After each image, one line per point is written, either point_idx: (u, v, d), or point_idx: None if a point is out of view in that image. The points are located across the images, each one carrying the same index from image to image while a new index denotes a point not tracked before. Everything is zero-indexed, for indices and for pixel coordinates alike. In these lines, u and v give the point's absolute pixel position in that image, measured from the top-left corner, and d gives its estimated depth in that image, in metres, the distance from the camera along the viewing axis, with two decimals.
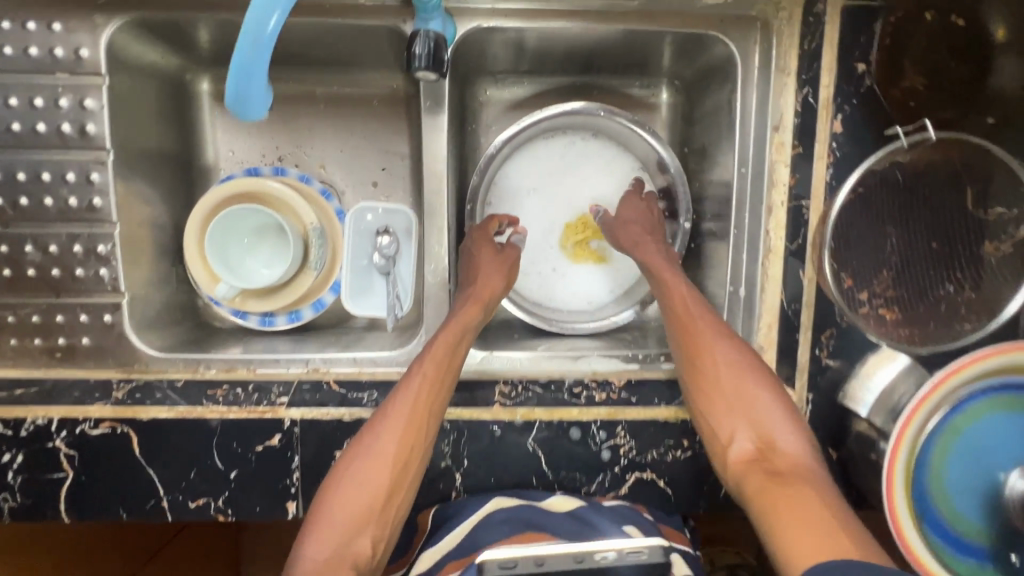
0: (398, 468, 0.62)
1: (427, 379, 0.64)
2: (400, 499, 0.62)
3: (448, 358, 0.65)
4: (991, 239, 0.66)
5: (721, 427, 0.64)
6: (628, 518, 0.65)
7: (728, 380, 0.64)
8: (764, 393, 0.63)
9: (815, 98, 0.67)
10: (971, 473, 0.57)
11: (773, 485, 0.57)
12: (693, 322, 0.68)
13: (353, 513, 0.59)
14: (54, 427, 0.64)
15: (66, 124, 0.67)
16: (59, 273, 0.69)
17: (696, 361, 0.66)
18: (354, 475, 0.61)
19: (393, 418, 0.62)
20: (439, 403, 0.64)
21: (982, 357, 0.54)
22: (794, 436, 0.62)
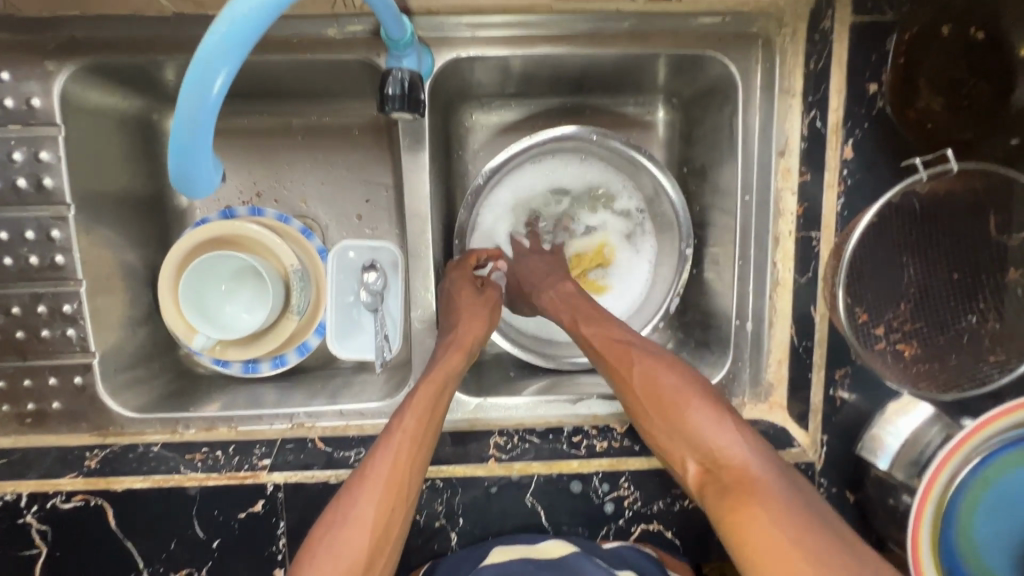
0: (377, 534, 0.53)
1: (406, 434, 0.58)
2: (381, 574, 0.53)
3: (429, 409, 0.61)
4: (1017, 268, 0.61)
5: (673, 454, 0.56)
6: (628, 563, 0.60)
7: (648, 393, 0.58)
8: (696, 396, 0.56)
9: (823, 122, 0.62)
10: (1005, 529, 0.53)
11: (727, 504, 0.48)
12: (621, 343, 0.63)
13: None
14: (24, 502, 0.60)
15: (21, 179, 0.62)
16: (23, 335, 0.65)
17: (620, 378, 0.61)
18: (330, 547, 0.52)
19: (370, 481, 0.56)
20: (420, 458, 0.58)
21: (1014, 410, 0.50)
22: (739, 439, 0.52)
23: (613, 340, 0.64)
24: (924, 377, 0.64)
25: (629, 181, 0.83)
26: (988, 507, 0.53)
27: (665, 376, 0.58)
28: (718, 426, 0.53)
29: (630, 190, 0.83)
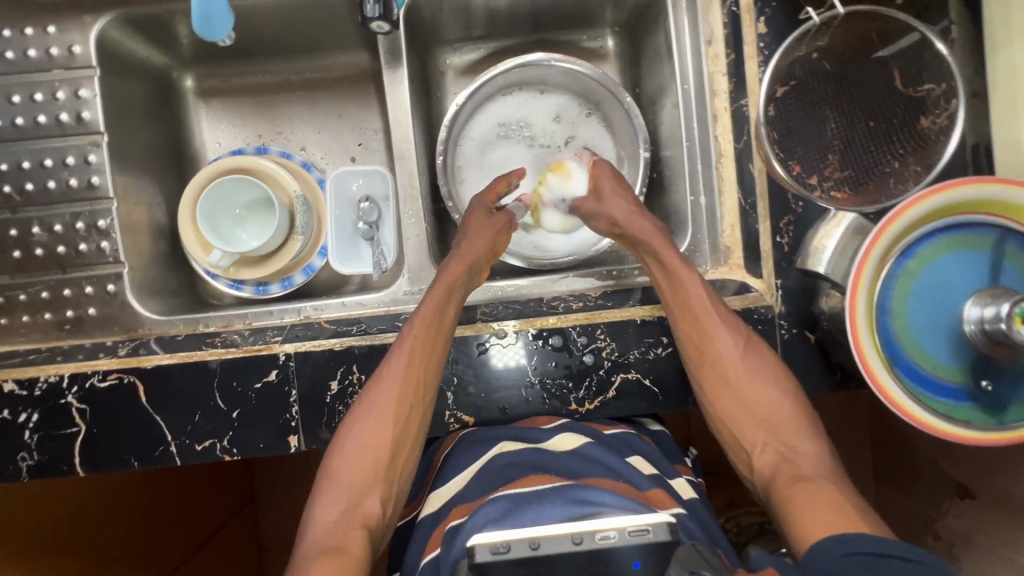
0: (398, 436, 0.65)
1: (418, 338, 0.66)
2: (405, 457, 0.65)
3: (438, 318, 0.68)
4: (928, 114, 0.70)
5: (745, 434, 0.69)
6: (634, 449, 0.71)
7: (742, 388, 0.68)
8: (783, 400, 0.67)
9: (738, 7, 0.73)
10: (936, 315, 0.59)
11: (795, 482, 0.61)
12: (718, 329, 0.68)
13: (357, 474, 0.63)
14: (66, 383, 0.67)
15: (63, 114, 0.74)
16: (64, 250, 0.74)
17: (705, 359, 0.68)
18: (354, 440, 0.64)
19: (388, 380, 0.65)
20: (433, 373, 0.67)
21: (923, 198, 0.57)
22: (812, 443, 0.66)
23: (699, 308, 0.68)
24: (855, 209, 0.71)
25: (587, 105, 0.93)
26: (918, 297, 0.59)
27: (759, 377, 0.68)
28: (797, 427, 0.66)
29: (587, 113, 0.94)
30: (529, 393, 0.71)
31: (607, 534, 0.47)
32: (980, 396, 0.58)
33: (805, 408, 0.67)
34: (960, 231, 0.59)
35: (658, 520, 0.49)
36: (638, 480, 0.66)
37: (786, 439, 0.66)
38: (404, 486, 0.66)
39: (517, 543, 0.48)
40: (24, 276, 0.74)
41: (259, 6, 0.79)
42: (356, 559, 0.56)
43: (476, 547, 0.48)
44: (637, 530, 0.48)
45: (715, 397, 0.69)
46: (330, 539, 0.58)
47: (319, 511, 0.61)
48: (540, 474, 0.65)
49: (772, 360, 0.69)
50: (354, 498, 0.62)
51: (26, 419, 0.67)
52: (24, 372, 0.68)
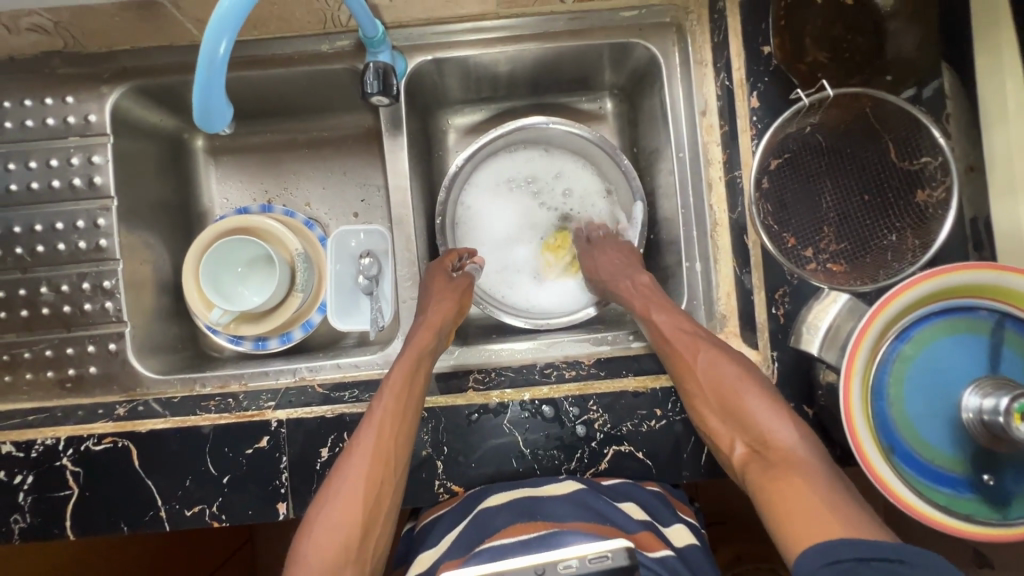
0: (373, 509, 0.62)
1: (390, 406, 0.66)
2: (378, 534, 0.62)
3: (407, 384, 0.68)
4: (924, 187, 0.69)
5: (724, 438, 0.65)
6: (627, 496, 0.67)
7: (710, 384, 0.67)
8: (753, 395, 0.65)
9: (731, 81, 0.74)
10: (933, 401, 0.58)
11: (775, 481, 0.59)
12: (685, 334, 0.70)
13: (326, 556, 0.58)
14: (62, 446, 0.68)
15: (76, 178, 0.77)
16: (69, 309, 0.76)
17: (677, 364, 0.69)
18: (323, 522, 0.60)
19: (359, 452, 0.64)
20: (404, 441, 0.66)
21: (916, 285, 0.55)
22: (787, 433, 0.63)
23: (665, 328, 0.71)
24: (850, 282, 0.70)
25: (582, 160, 0.95)
26: (914, 382, 0.58)
27: (728, 375, 0.67)
28: (770, 421, 0.64)
29: (583, 166, 0.95)
30: (520, 465, 0.70)
31: (568, 563, 0.47)
32: (983, 488, 0.57)
33: (776, 401, 0.66)
34: (957, 316, 0.58)
35: (617, 544, 0.49)
36: (626, 522, 0.63)
37: (761, 436, 0.63)
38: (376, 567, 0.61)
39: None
40: (29, 334, 0.76)
41: (266, 75, 0.82)
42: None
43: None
44: (596, 557, 0.48)
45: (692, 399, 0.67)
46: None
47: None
48: (527, 523, 0.62)
49: (737, 355, 0.69)
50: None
51: (21, 481, 0.67)
52: (22, 433, 0.69)
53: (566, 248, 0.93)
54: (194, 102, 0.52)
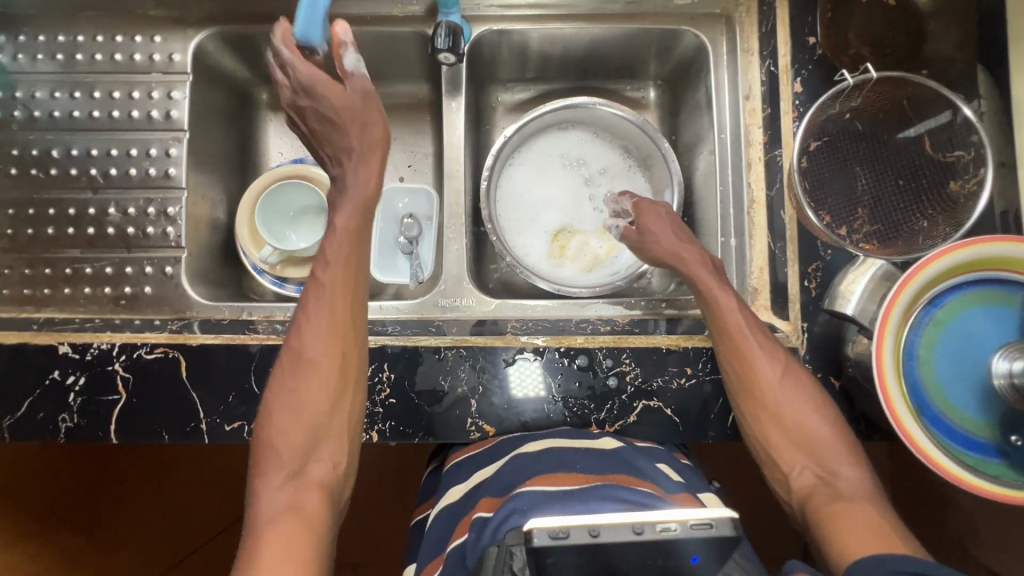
0: (337, 391, 0.65)
1: (335, 284, 0.68)
2: (347, 406, 0.65)
3: (350, 261, 0.70)
4: (956, 178, 0.73)
5: (786, 459, 0.67)
6: (658, 457, 0.69)
7: (776, 403, 0.67)
8: (824, 424, 0.67)
9: (776, 67, 0.78)
10: (963, 366, 0.60)
11: (834, 504, 0.60)
12: (758, 345, 0.69)
13: (294, 436, 0.62)
14: (116, 351, 0.71)
15: (155, 111, 0.82)
16: (133, 231, 0.81)
17: (744, 374, 0.68)
18: (285, 400, 0.63)
19: (309, 329, 0.66)
20: (352, 323, 0.68)
21: (952, 251, 0.58)
22: (855, 469, 0.64)
23: (737, 334, 0.69)
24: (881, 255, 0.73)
25: (632, 159, 0.99)
26: (945, 346, 0.60)
27: (799, 401, 0.68)
28: (839, 453, 0.65)
29: (630, 165, 0.99)
30: (551, 410, 0.72)
31: (668, 526, 0.46)
32: (1009, 451, 0.58)
33: (845, 435, 0.67)
34: (989, 287, 0.60)
35: (720, 514, 0.47)
36: (666, 485, 0.63)
37: (828, 465, 0.65)
38: (352, 440, 0.65)
39: (576, 529, 0.46)
40: (93, 251, 0.80)
41: None
42: (317, 523, 0.57)
43: (534, 530, 0.46)
44: (700, 524, 0.46)
45: (754, 417, 0.68)
46: (281, 508, 0.58)
47: (266, 480, 0.60)
48: (565, 474, 0.62)
49: (804, 377, 0.69)
50: (297, 464, 0.61)
51: (73, 382, 0.70)
52: (79, 337, 0.72)
53: (568, 252, 0.96)
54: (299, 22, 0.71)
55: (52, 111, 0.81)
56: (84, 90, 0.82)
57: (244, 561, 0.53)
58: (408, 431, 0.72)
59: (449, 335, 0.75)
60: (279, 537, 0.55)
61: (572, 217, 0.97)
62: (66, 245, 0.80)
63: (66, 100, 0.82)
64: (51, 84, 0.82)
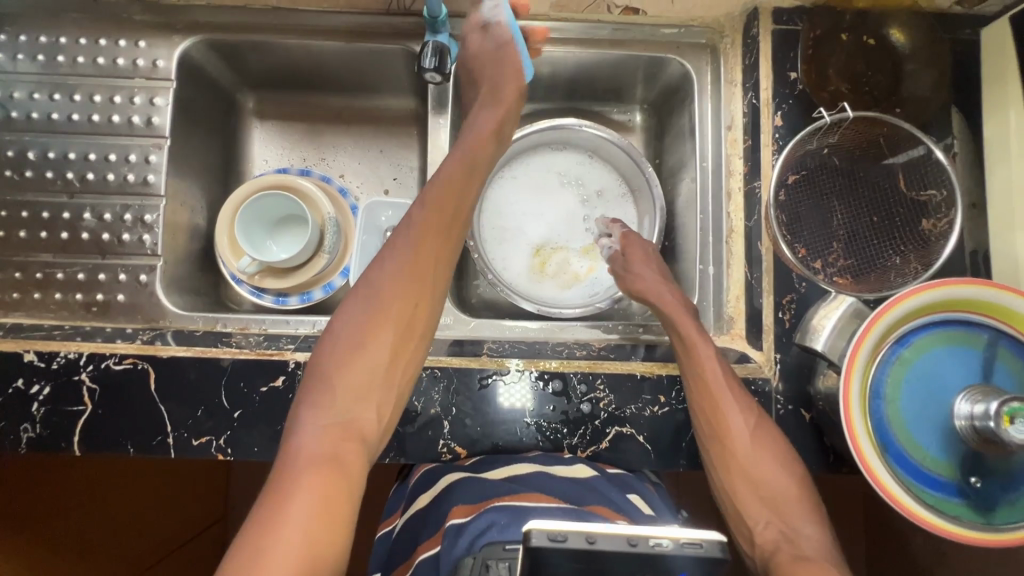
0: (397, 349, 0.67)
1: (420, 236, 0.71)
2: (406, 361, 0.68)
3: (438, 218, 0.73)
4: (928, 217, 0.74)
5: (750, 511, 0.68)
6: (631, 487, 0.72)
7: (743, 457, 0.69)
8: (789, 479, 0.68)
9: (758, 100, 0.79)
10: (927, 405, 0.61)
11: (796, 562, 0.60)
12: (727, 396, 0.70)
13: (353, 375, 0.65)
14: (83, 361, 0.70)
15: (136, 116, 0.81)
16: (108, 237, 0.79)
17: (715, 423, 0.69)
18: (351, 338, 0.67)
19: (389, 274, 0.69)
20: (429, 285, 0.71)
21: (919, 290, 0.59)
22: (814, 527, 0.65)
23: (715, 387, 0.70)
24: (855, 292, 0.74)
25: (625, 187, 1.00)
26: (911, 385, 0.61)
27: (769, 459, 0.69)
28: (799, 509, 0.67)
29: (624, 193, 0.99)
30: (523, 435, 0.72)
31: (660, 541, 0.46)
32: (970, 493, 0.59)
33: (810, 493, 0.68)
34: (956, 327, 0.62)
35: (711, 536, 0.47)
36: (634, 515, 0.68)
37: (790, 521, 0.66)
38: (402, 396, 0.68)
39: (573, 534, 0.47)
40: (65, 256, 0.79)
41: (325, 47, 0.85)
42: (351, 474, 0.61)
43: (532, 531, 0.46)
44: (690, 542, 0.46)
45: (722, 466, 0.69)
46: (322, 445, 0.61)
47: (314, 409, 0.63)
48: (540, 497, 0.68)
49: (772, 432, 0.70)
50: (347, 406, 0.64)
51: (37, 391, 0.68)
52: (46, 345, 0.70)
53: (548, 269, 0.97)
54: None
55: (31, 112, 0.80)
56: (65, 92, 0.81)
57: (278, 487, 0.58)
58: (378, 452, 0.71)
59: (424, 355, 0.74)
60: (317, 476, 0.59)
61: (559, 236, 0.98)
62: (38, 248, 0.79)
63: (46, 102, 0.80)
64: (30, 85, 0.80)
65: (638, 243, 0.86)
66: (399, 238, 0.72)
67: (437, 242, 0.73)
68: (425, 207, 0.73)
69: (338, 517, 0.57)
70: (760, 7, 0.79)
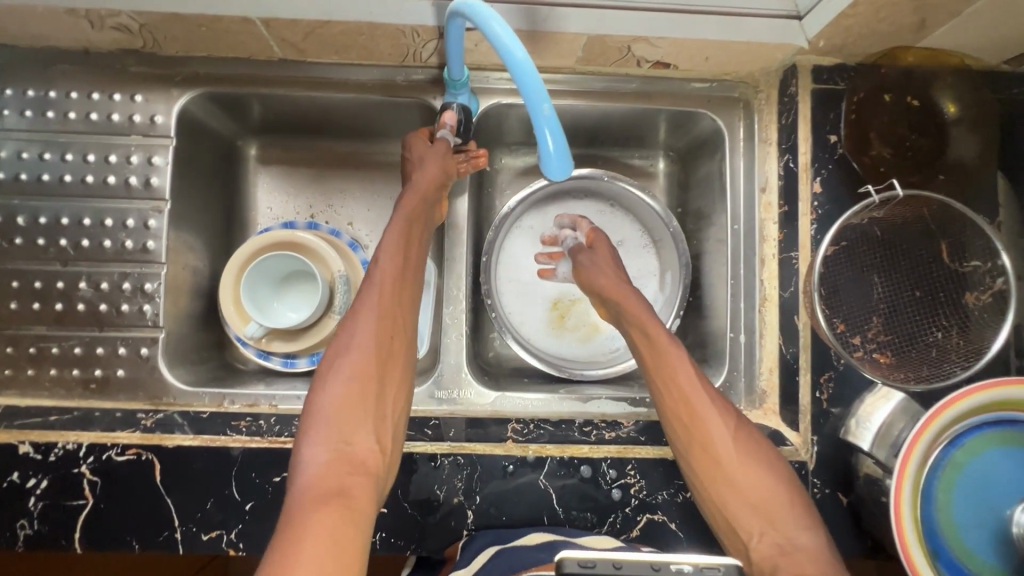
0: (384, 370, 0.63)
1: (395, 254, 0.69)
2: (396, 381, 0.64)
3: (410, 234, 0.72)
4: (972, 290, 0.70)
5: (741, 522, 0.60)
6: None
7: (722, 457, 0.63)
8: (776, 483, 0.61)
9: (795, 164, 0.75)
10: (980, 510, 0.58)
11: None
12: (694, 396, 0.65)
13: (344, 406, 0.60)
14: (83, 452, 0.66)
15: (133, 177, 0.76)
16: (106, 308, 0.75)
17: (693, 424, 0.64)
18: (337, 371, 0.62)
19: (368, 301, 0.66)
20: (406, 299, 0.69)
21: (974, 392, 0.56)
22: (809, 533, 0.58)
23: (684, 388, 0.66)
24: (897, 371, 0.70)
25: (647, 237, 0.95)
26: (963, 488, 0.58)
27: (751, 461, 0.62)
28: (791, 515, 0.59)
29: (646, 243, 0.94)
30: (551, 522, 0.69)
31: (682, 567, 0.41)
32: None
33: (798, 495, 0.62)
34: (1014, 429, 0.58)
35: (730, 561, 0.43)
36: None
37: (785, 530, 0.59)
38: (397, 424, 0.63)
39: (602, 561, 0.42)
40: (61, 329, 0.75)
41: (335, 99, 0.80)
42: (359, 506, 0.54)
43: (564, 559, 0.42)
44: (710, 568, 0.42)
45: (705, 476, 0.63)
46: (326, 483, 0.55)
47: (309, 448, 0.57)
48: None
49: (746, 430, 0.65)
50: (341, 436, 0.58)
51: (35, 486, 0.64)
52: (43, 434, 0.66)
53: (568, 322, 0.93)
54: (545, 144, 0.55)
55: (18, 173, 0.75)
56: (56, 151, 0.75)
57: (288, 533, 0.50)
58: (400, 544, 0.68)
59: (446, 440, 0.70)
60: (324, 517, 0.52)
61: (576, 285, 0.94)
62: (31, 320, 0.74)
63: (35, 162, 0.75)
64: (18, 143, 0.75)
65: (605, 240, 0.83)
66: (379, 264, 0.69)
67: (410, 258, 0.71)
68: (391, 245, 0.70)
69: (355, 549, 0.51)
70: (799, 65, 0.75)
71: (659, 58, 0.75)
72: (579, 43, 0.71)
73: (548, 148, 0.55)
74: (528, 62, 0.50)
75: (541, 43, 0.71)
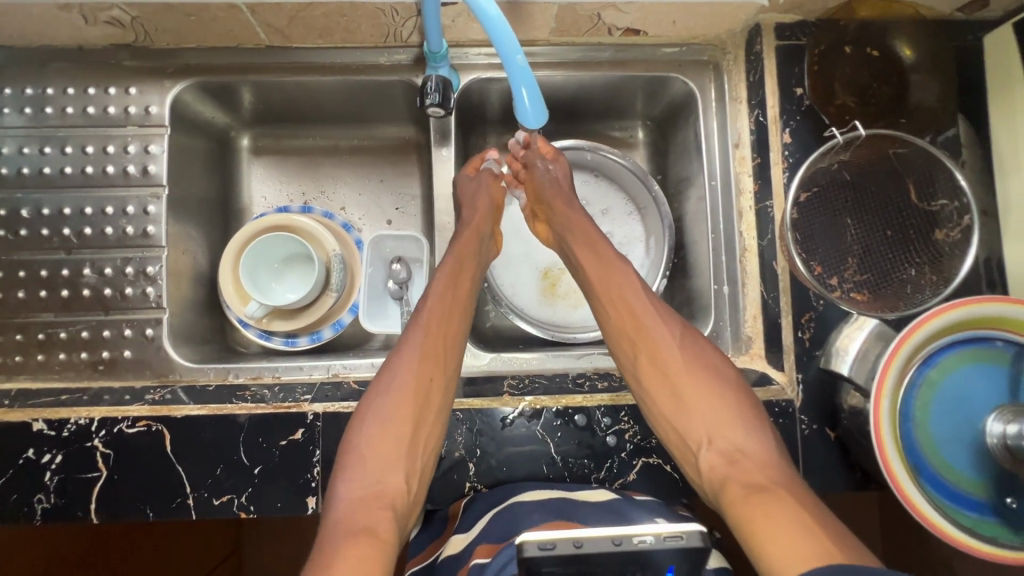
0: (420, 411, 0.67)
1: (439, 301, 0.74)
2: (429, 427, 0.67)
3: (453, 283, 0.76)
4: (941, 227, 0.73)
5: (689, 433, 0.66)
6: (659, 510, 0.67)
7: (669, 370, 0.69)
8: (721, 387, 0.67)
9: (765, 117, 0.79)
10: (956, 425, 0.61)
11: (750, 495, 0.56)
12: (642, 319, 0.73)
13: (381, 447, 0.64)
14: (95, 426, 0.68)
15: (131, 166, 0.79)
16: (110, 292, 0.78)
17: (645, 351, 0.71)
18: (377, 411, 0.66)
19: (411, 346, 0.70)
20: (449, 345, 0.72)
21: (943, 311, 0.58)
22: (754, 434, 0.64)
23: (635, 314, 0.73)
24: (874, 306, 0.73)
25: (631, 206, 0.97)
26: (938, 406, 0.61)
27: (695, 368, 0.69)
28: (733, 415, 0.65)
29: (630, 211, 0.97)
30: (550, 472, 0.71)
31: (644, 538, 0.52)
32: (1004, 511, 0.59)
33: (743, 395, 0.67)
34: (982, 346, 0.61)
35: (691, 527, 0.53)
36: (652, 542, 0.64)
37: (729, 434, 0.64)
38: (428, 464, 0.66)
39: (562, 541, 0.52)
40: (67, 315, 0.77)
41: (321, 82, 0.83)
42: (386, 538, 0.56)
43: (525, 543, 0.52)
44: (672, 536, 0.52)
45: (654, 391, 0.69)
46: (356, 517, 0.58)
47: (345, 486, 0.61)
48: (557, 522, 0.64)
49: (692, 341, 0.71)
50: (376, 476, 0.62)
51: (50, 460, 0.67)
52: (56, 412, 0.69)
53: (559, 291, 0.95)
54: (521, 99, 0.61)
55: (21, 168, 0.78)
56: (55, 145, 0.78)
57: (318, 558, 0.54)
58: None
59: None
60: (352, 547, 0.54)
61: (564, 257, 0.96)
62: (39, 308, 0.77)
63: (35, 157, 0.78)
64: (18, 139, 0.78)
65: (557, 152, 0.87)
66: (425, 309, 0.73)
67: (451, 304, 0.75)
68: (437, 294, 0.74)
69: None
70: (762, 23, 0.79)
71: (628, 25, 0.79)
72: (551, 13, 0.75)
73: (524, 102, 0.61)
74: (501, 19, 0.53)
75: (515, 14, 0.75)
